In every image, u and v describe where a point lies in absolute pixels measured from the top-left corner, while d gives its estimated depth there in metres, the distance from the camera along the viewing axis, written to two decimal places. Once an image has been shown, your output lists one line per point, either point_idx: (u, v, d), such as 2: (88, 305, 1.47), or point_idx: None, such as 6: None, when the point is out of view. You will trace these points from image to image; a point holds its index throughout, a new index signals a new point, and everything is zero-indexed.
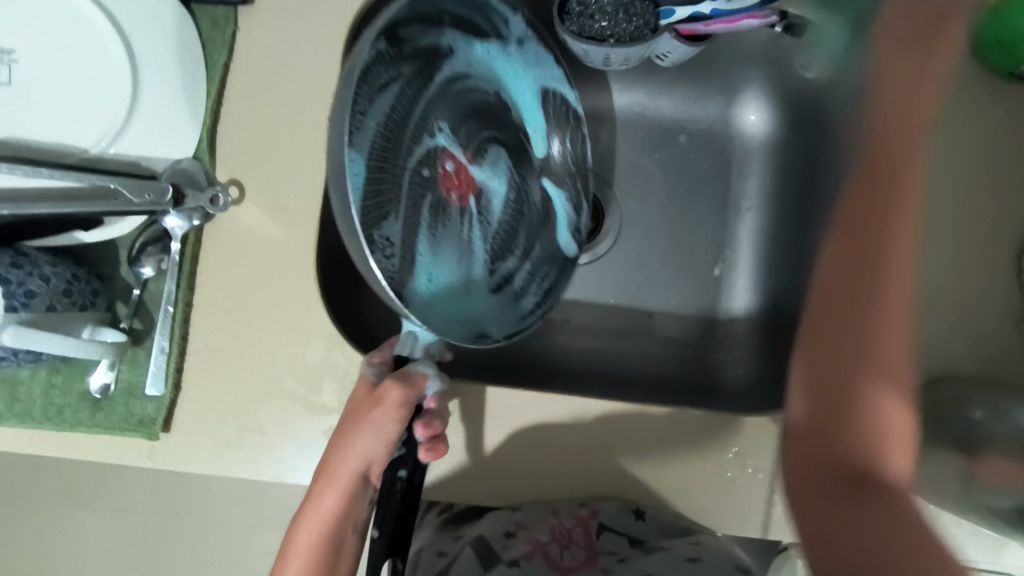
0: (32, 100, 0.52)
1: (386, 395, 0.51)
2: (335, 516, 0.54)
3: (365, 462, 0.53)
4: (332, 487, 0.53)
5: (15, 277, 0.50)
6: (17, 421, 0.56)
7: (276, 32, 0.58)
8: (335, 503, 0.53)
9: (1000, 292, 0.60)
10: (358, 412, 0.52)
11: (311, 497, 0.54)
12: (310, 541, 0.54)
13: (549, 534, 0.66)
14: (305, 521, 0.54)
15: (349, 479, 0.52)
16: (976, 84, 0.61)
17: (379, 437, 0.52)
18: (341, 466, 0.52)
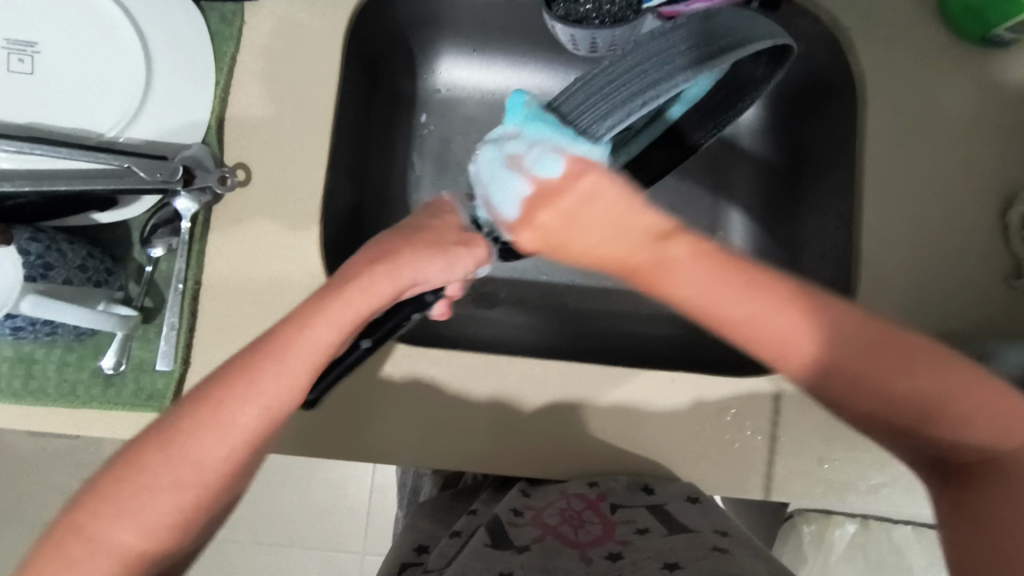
0: (55, 87, 0.57)
1: (476, 244, 0.47)
2: (344, 336, 0.41)
3: (400, 291, 0.43)
4: (388, 279, 0.42)
5: (35, 249, 0.52)
6: (33, 399, 0.58)
7: (281, 23, 0.63)
8: (337, 342, 0.41)
9: (988, 249, 0.62)
10: (428, 241, 0.45)
11: (302, 323, 0.40)
12: (302, 372, 0.40)
13: (560, 516, 0.60)
14: (265, 372, 0.39)
15: (375, 298, 0.42)
16: (951, 51, 0.64)
17: (445, 273, 0.45)
18: (406, 266, 0.43)
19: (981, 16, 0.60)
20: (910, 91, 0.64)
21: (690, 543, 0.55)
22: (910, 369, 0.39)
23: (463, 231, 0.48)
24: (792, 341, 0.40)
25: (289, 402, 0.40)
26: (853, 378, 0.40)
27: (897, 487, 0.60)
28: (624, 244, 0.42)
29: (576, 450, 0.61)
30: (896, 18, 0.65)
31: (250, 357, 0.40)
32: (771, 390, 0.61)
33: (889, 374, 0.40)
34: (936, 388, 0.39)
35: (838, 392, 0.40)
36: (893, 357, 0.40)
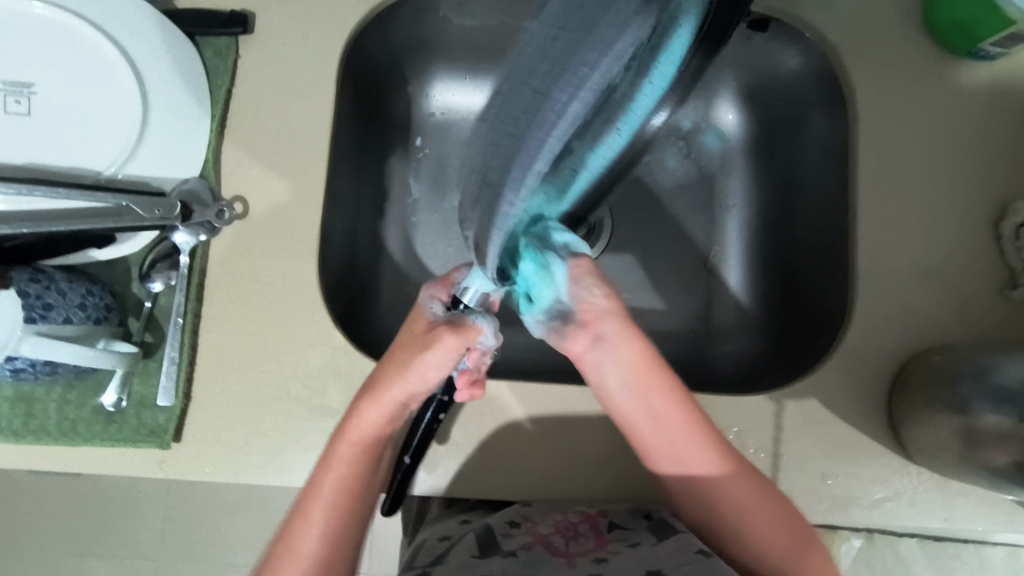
0: (51, 126, 0.57)
1: (440, 341, 0.49)
2: (365, 442, 0.51)
3: (407, 395, 0.51)
4: (374, 407, 0.51)
5: (34, 290, 0.52)
6: (33, 438, 0.58)
7: (275, 54, 0.64)
8: (372, 434, 0.52)
9: (982, 260, 0.62)
10: (411, 351, 0.50)
11: (353, 412, 0.52)
12: (348, 473, 0.51)
13: (553, 525, 0.59)
14: (342, 438, 0.51)
15: (391, 404, 0.51)
16: (937, 64, 0.65)
17: (440, 368, 0.50)
18: (392, 390, 0.51)
19: (966, 30, 0.61)
20: (898, 105, 0.65)
21: (676, 548, 0.55)
22: (767, 506, 0.54)
23: (431, 330, 0.50)
24: (732, 478, 0.54)
25: (362, 478, 0.51)
26: (727, 513, 0.55)
27: (902, 501, 0.60)
28: (618, 372, 0.51)
29: (578, 473, 0.62)
30: (882, 34, 0.66)
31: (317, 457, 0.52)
32: (772, 406, 0.61)
33: (724, 502, 0.55)
34: (743, 502, 0.54)
35: (719, 513, 0.55)
36: (778, 509, 0.54)
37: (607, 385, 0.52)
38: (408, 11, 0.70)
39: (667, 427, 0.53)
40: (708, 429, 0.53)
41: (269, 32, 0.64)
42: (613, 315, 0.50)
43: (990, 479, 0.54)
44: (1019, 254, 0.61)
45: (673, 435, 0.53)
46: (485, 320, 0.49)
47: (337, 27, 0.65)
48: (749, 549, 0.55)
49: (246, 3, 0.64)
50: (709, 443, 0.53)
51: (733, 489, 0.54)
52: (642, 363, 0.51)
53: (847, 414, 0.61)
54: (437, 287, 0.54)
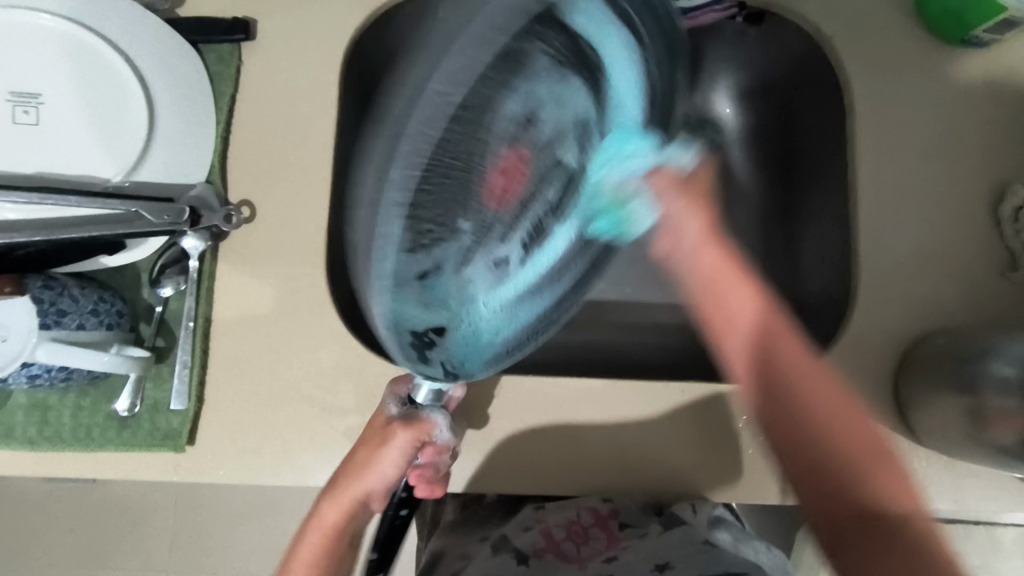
0: (58, 136, 0.58)
1: (394, 437, 0.54)
2: (330, 535, 0.57)
3: (366, 492, 0.56)
4: (334, 505, 0.56)
5: (48, 297, 0.53)
6: (49, 445, 0.58)
7: (277, 59, 0.64)
8: (331, 527, 0.57)
9: (982, 243, 0.63)
10: (369, 449, 0.55)
11: (315, 508, 0.58)
12: (312, 558, 0.57)
13: (565, 528, 0.63)
14: (307, 536, 0.58)
15: (347, 503, 0.56)
16: (932, 51, 0.66)
17: (389, 469, 0.55)
18: (344, 492, 0.56)
19: (959, 16, 0.62)
20: (895, 92, 0.65)
21: (682, 541, 0.60)
22: (877, 470, 0.45)
23: (386, 425, 0.55)
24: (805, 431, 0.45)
25: (309, 575, 0.58)
26: (843, 475, 0.44)
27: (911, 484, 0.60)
28: (692, 222, 0.47)
29: (593, 470, 0.61)
30: (877, 23, 0.67)
31: (299, 534, 0.59)
32: None
33: (822, 427, 0.45)
34: (863, 450, 0.45)
35: (827, 470, 0.45)
36: (855, 421, 0.46)
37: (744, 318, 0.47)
38: (408, 14, 0.70)
39: (776, 408, 0.45)
40: (820, 373, 0.45)
41: (271, 37, 0.65)
42: (677, 197, 0.47)
43: (998, 460, 0.54)
44: (1018, 236, 0.62)
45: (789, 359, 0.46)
46: (440, 413, 0.55)
47: (338, 31, 0.65)
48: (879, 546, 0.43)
49: (247, 10, 0.65)
50: (810, 416, 0.45)
51: (786, 433, 0.45)
52: (720, 320, 0.47)
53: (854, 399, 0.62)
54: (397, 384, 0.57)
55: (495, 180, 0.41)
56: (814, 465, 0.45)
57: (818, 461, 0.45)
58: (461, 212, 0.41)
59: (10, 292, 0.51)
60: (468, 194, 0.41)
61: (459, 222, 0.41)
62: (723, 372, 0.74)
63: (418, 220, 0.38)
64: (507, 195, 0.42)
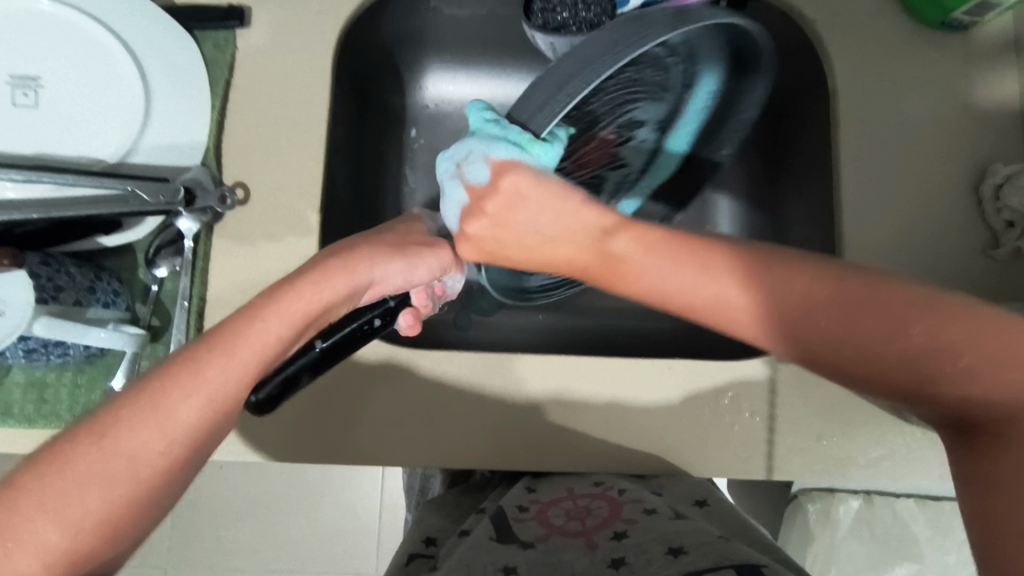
0: (57, 119, 0.59)
1: (442, 249, 0.52)
2: (273, 354, 0.42)
3: (366, 282, 0.47)
4: (343, 276, 0.45)
5: (46, 272, 0.54)
6: (46, 422, 0.59)
7: (271, 46, 0.66)
8: (282, 335, 0.42)
9: (963, 222, 0.64)
10: (393, 245, 0.49)
11: (285, 287, 0.43)
12: (235, 367, 0.41)
13: (565, 511, 0.61)
14: (207, 359, 0.40)
15: (337, 292, 0.45)
16: (913, 36, 0.67)
17: (408, 269, 0.49)
18: (363, 264, 0.46)
19: (939, 2, 0.64)
20: (877, 76, 0.67)
21: (693, 526, 0.55)
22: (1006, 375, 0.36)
23: (427, 236, 0.53)
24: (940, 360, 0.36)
25: (205, 409, 0.40)
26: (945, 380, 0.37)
27: (897, 459, 0.61)
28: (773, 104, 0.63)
29: (582, 447, 0.62)
30: (859, 9, 0.68)
31: (210, 335, 0.41)
32: (765, 370, 0.63)
33: (883, 341, 0.37)
34: (988, 354, 0.36)
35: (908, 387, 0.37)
36: (1000, 341, 0.36)
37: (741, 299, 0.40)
38: (400, 3, 0.72)
39: (777, 290, 0.39)
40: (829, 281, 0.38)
41: (265, 25, 0.66)
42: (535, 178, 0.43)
43: None
44: (999, 215, 0.62)
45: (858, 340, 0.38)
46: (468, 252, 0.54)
47: (332, 19, 0.67)
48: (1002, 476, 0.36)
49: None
50: (882, 297, 0.37)
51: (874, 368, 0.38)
52: (667, 238, 0.42)
53: None
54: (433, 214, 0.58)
55: (590, 146, 0.60)
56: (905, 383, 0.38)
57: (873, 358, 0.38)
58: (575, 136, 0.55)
59: (8, 266, 0.52)
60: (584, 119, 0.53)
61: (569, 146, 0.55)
62: (713, 353, 0.75)
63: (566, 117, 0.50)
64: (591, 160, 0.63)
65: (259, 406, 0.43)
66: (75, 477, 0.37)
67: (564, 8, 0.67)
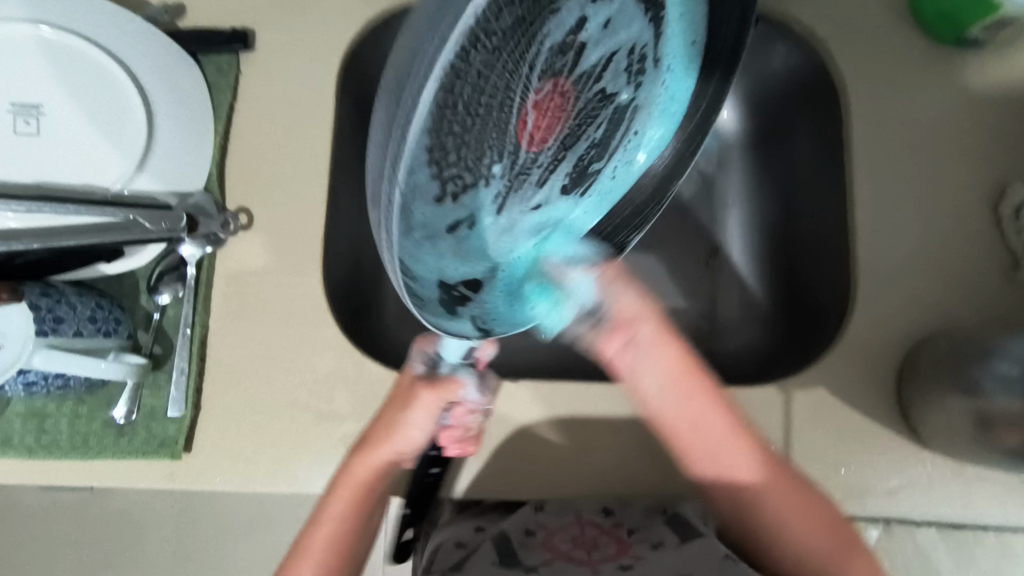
0: (59, 146, 0.59)
1: (423, 396, 0.49)
2: (360, 501, 0.54)
3: (394, 454, 0.53)
4: (364, 463, 0.54)
5: (46, 304, 0.53)
6: (46, 453, 0.58)
7: (275, 70, 0.65)
8: (342, 510, 0.54)
9: (983, 241, 0.62)
10: (394, 413, 0.52)
11: (324, 497, 0.55)
12: (320, 547, 0.53)
13: (572, 538, 0.58)
14: (305, 556, 0.53)
15: (374, 469, 0.54)
16: (927, 53, 0.66)
17: (418, 431, 0.51)
18: (384, 446, 0.53)
19: (956, 19, 0.62)
20: (890, 93, 0.65)
21: (702, 551, 0.56)
22: (813, 520, 0.56)
23: (411, 386, 0.51)
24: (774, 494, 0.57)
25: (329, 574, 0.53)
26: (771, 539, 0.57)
27: (917, 488, 0.59)
28: (659, 362, 0.55)
29: (589, 473, 0.62)
30: (872, 27, 0.67)
31: (301, 537, 0.54)
32: (781, 397, 0.61)
33: (799, 525, 0.56)
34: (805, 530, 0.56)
35: (756, 511, 0.57)
36: (806, 504, 0.57)
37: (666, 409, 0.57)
38: (403, 22, 0.71)
39: (695, 424, 0.56)
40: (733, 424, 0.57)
41: (269, 48, 0.66)
42: (646, 321, 0.54)
43: (1006, 461, 0.53)
44: (1020, 235, 0.61)
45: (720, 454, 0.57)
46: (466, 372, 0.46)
47: (336, 41, 0.66)
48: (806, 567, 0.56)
49: (247, 22, 0.66)
50: (753, 444, 0.57)
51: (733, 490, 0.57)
52: (683, 360, 0.56)
53: (857, 403, 0.61)
54: (423, 342, 0.50)
55: (531, 119, 0.34)
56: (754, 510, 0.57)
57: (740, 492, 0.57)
58: (489, 141, 0.32)
59: (7, 298, 0.50)
60: (495, 116, 0.31)
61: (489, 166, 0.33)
62: (724, 376, 0.73)
63: (443, 164, 0.30)
64: (541, 135, 0.36)
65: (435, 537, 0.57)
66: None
67: None
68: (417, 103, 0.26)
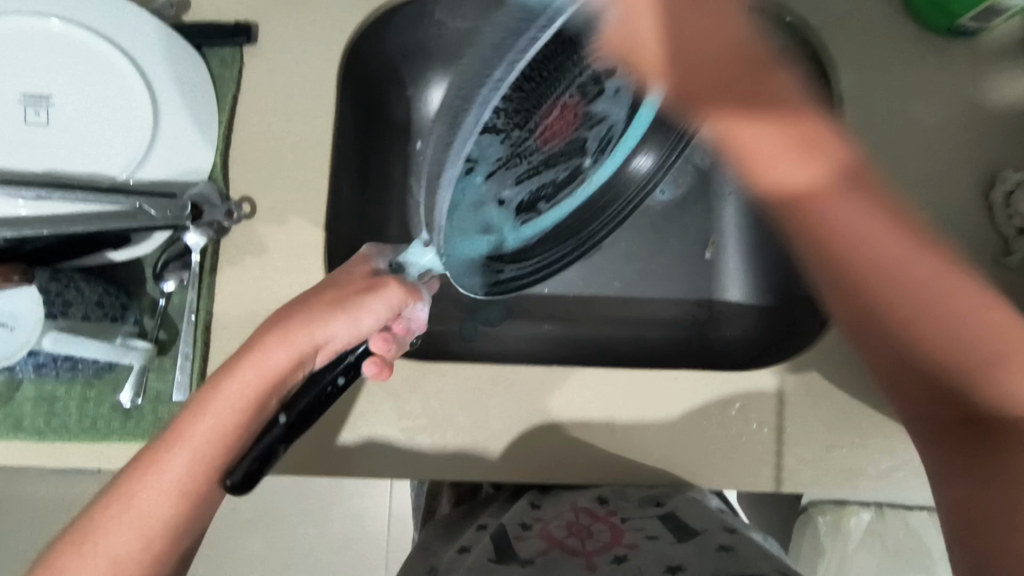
0: (68, 136, 0.60)
1: (386, 288, 0.47)
2: (251, 406, 0.46)
3: (315, 342, 0.46)
4: (283, 346, 0.46)
5: (55, 289, 0.55)
6: (56, 435, 0.60)
7: (277, 62, 0.67)
8: (235, 419, 0.46)
9: (974, 228, 0.63)
10: (337, 299, 0.47)
11: (226, 370, 0.47)
12: (203, 439, 0.46)
13: (566, 528, 0.60)
14: (171, 445, 0.46)
15: (290, 350, 0.46)
16: (920, 42, 0.67)
17: (353, 324, 0.46)
18: (302, 328, 0.46)
19: (946, 9, 0.63)
20: (883, 83, 0.66)
21: (697, 546, 0.56)
22: (989, 367, 0.44)
23: (372, 277, 0.48)
24: (942, 329, 0.45)
25: (203, 471, 0.46)
26: (937, 358, 0.45)
27: (908, 471, 0.60)
28: (792, 168, 0.46)
29: (587, 459, 0.62)
30: (865, 16, 0.68)
31: (177, 422, 0.47)
32: (774, 382, 0.62)
33: (966, 333, 0.44)
34: (964, 328, 0.44)
35: (914, 332, 0.45)
36: (986, 336, 0.44)
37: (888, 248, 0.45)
38: (405, 16, 0.72)
39: (855, 224, 0.45)
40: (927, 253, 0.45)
41: (272, 41, 0.67)
42: (795, 130, 0.45)
43: None
44: (1010, 221, 0.62)
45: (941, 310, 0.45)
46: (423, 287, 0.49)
47: (338, 33, 0.68)
48: (939, 359, 0.45)
49: (250, 16, 0.67)
50: (931, 278, 0.45)
51: (874, 328, 0.47)
52: (781, 130, 0.45)
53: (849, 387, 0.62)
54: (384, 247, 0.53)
55: (553, 114, 0.51)
56: (891, 333, 0.46)
57: (869, 297, 0.46)
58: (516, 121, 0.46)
59: (18, 280, 0.53)
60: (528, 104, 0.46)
61: (513, 133, 0.47)
62: (720, 363, 0.74)
63: (500, 125, 0.44)
64: (552, 135, 0.53)
65: (236, 486, 0.43)
66: (101, 551, 0.45)
67: None
68: (509, 66, 0.38)
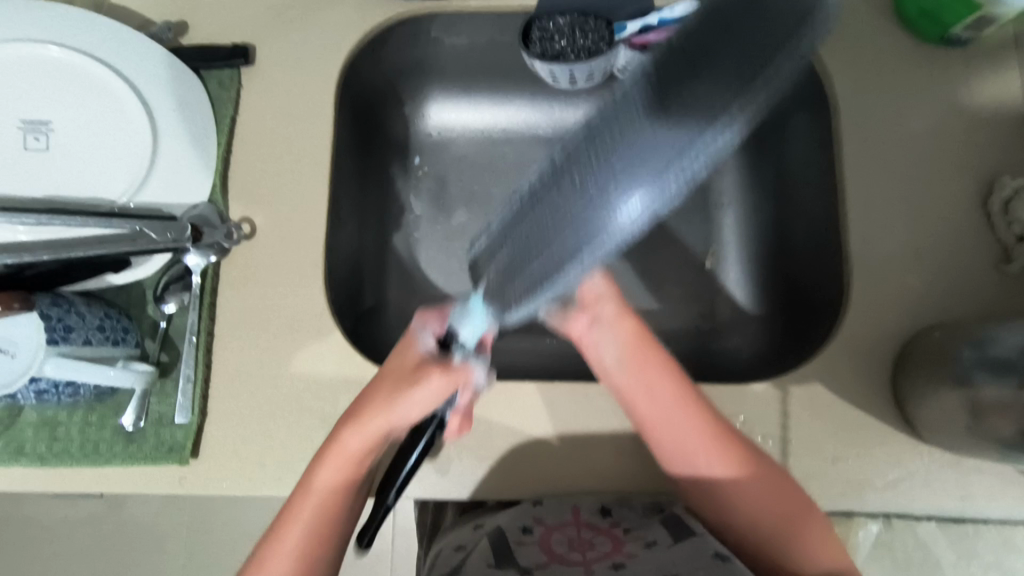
0: (67, 161, 0.60)
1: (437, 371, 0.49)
2: (351, 472, 0.52)
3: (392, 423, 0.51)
4: (358, 434, 0.51)
5: (55, 313, 0.55)
6: (57, 460, 0.59)
7: (274, 82, 0.67)
8: (338, 484, 0.52)
9: (974, 236, 0.63)
10: (402, 382, 0.50)
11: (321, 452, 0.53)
12: (318, 512, 0.52)
13: (567, 537, 0.58)
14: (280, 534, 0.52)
15: (370, 432, 0.51)
16: (913, 51, 0.67)
17: (419, 409, 0.50)
18: (372, 420, 0.51)
19: (939, 17, 0.64)
20: (878, 92, 0.67)
21: (692, 552, 0.55)
22: (790, 521, 0.55)
23: (423, 362, 0.51)
24: (730, 501, 0.56)
25: (331, 527, 0.52)
26: (738, 521, 0.56)
27: (915, 481, 0.60)
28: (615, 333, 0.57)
29: (592, 474, 0.61)
30: (857, 26, 0.68)
31: (274, 526, 0.53)
32: (777, 393, 0.62)
33: (757, 501, 0.55)
34: (759, 504, 0.55)
35: (716, 502, 0.57)
36: (772, 493, 0.55)
37: (620, 382, 0.57)
38: (401, 35, 0.73)
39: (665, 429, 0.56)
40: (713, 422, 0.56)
41: (268, 61, 0.68)
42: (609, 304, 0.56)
43: (1001, 451, 0.53)
44: (1010, 229, 0.62)
45: (691, 450, 0.56)
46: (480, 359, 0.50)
47: (335, 52, 0.68)
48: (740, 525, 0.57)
49: (247, 37, 0.68)
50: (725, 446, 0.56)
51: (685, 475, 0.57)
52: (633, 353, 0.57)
53: (853, 397, 0.61)
54: (429, 316, 0.52)
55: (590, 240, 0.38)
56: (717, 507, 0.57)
57: (688, 464, 0.56)
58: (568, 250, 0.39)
59: (19, 308, 0.53)
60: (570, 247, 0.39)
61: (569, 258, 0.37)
62: (722, 374, 0.74)
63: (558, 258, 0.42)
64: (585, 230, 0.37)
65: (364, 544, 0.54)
66: None
67: (563, 36, 0.68)
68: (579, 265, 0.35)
